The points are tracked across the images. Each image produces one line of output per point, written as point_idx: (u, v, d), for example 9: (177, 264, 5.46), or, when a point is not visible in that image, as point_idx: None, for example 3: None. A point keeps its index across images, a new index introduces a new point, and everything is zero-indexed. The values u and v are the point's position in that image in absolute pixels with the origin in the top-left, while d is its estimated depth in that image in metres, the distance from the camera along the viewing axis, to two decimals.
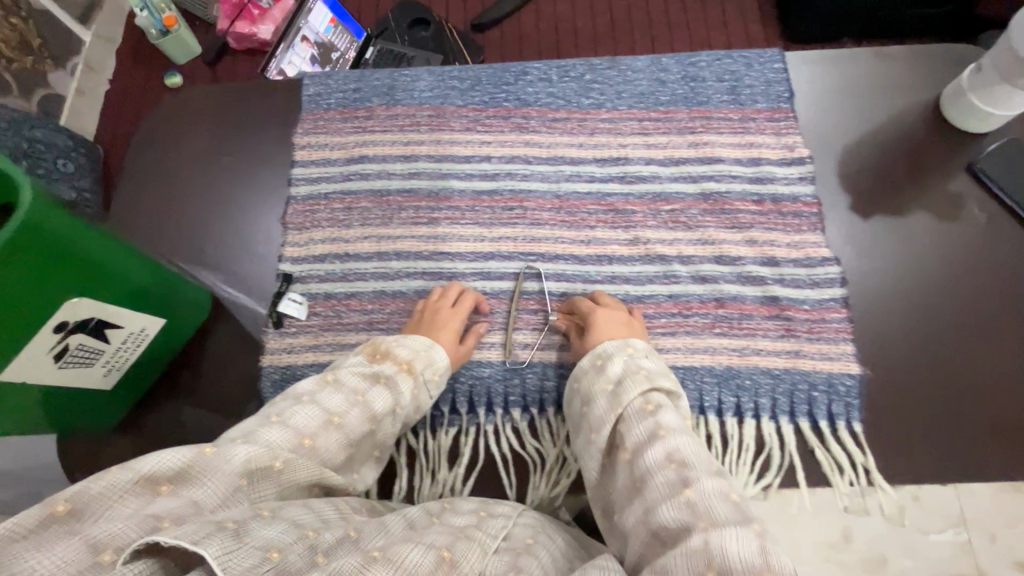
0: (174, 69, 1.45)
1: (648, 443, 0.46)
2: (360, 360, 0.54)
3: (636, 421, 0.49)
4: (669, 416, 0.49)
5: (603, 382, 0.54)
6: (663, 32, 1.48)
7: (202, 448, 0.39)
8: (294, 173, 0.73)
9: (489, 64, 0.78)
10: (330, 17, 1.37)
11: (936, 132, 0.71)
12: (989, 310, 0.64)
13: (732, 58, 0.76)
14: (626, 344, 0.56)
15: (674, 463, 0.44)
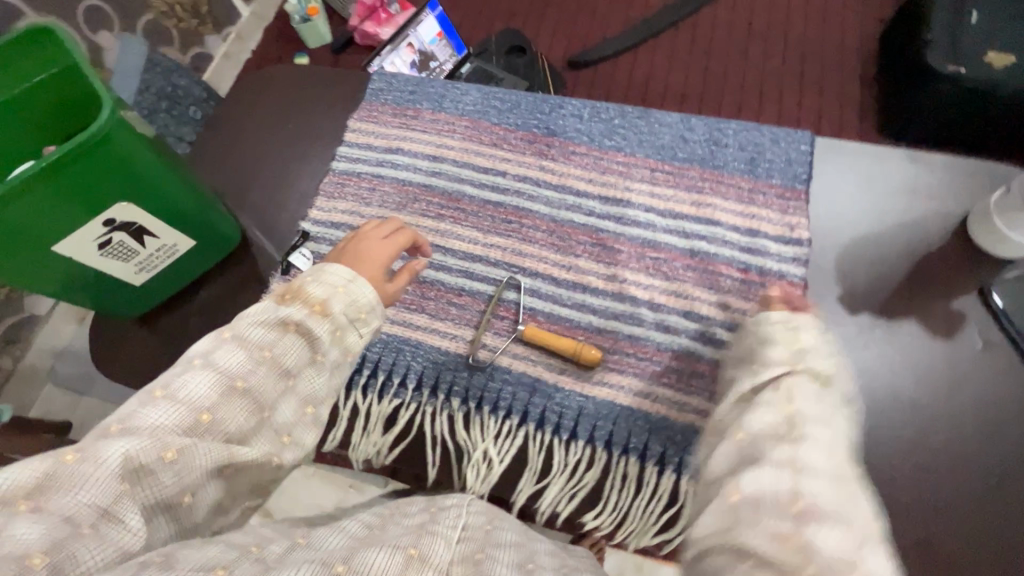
0: (303, 52, 1.67)
1: (770, 416, 0.50)
2: (267, 304, 0.53)
3: (778, 397, 0.51)
4: (813, 406, 0.50)
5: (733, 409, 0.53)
6: (753, 100, 1.47)
7: (63, 456, 0.39)
8: (339, 151, 0.84)
9: (531, 92, 0.85)
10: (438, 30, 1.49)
11: (952, 248, 0.69)
12: (957, 440, 0.61)
13: (759, 131, 0.78)
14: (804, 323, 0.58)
15: (790, 442, 0.48)
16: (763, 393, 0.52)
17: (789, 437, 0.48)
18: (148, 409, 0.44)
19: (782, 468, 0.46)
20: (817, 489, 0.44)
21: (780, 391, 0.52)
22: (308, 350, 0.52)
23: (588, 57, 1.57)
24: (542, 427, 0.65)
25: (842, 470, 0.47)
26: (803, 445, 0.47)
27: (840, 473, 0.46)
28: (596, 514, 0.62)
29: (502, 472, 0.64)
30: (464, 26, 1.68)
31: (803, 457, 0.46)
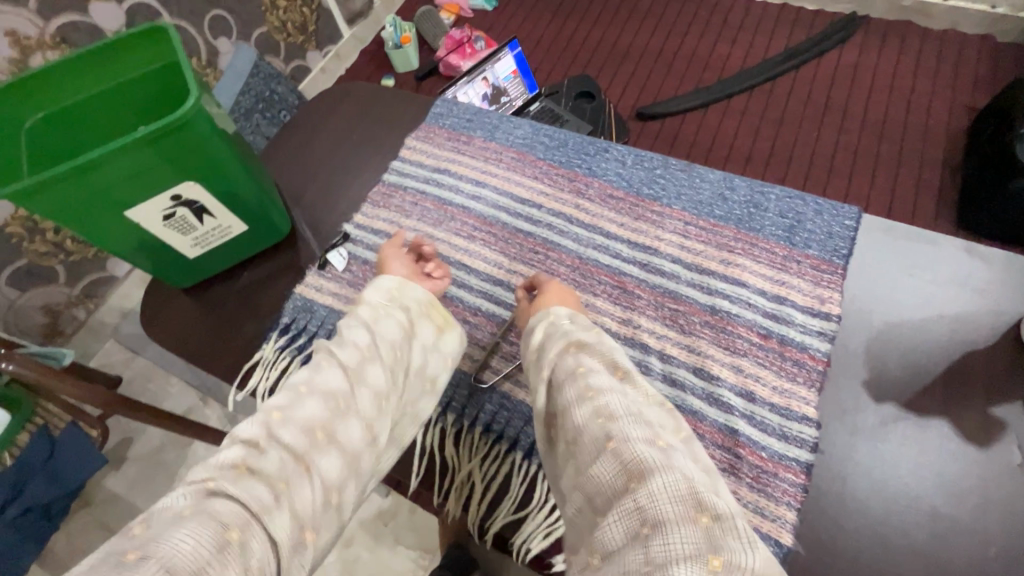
0: (390, 74, 1.80)
1: (578, 403, 0.47)
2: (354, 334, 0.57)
3: (568, 384, 0.49)
4: (601, 377, 0.48)
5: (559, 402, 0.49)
6: (818, 171, 1.43)
7: (233, 469, 0.42)
8: (392, 164, 0.90)
9: (581, 135, 0.88)
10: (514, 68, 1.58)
11: (1001, 350, 0.64)
12: (981, 562, 0.55)
13: (803, 201, 0.77)
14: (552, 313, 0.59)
15: (602, 418, 0.44)
16: (562, 385, 0.49)
17: (602, 413, 0.45)
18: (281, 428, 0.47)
19: (599, 446, 0.43)
20: (636, 454, 0.41)
21: (573, 376, 0.49)
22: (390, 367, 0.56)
23: (655, 110, 1.60)
24: (530, 458, 0.65)
25: (651, 425, 0.44)
26: (613, 416, 0.44)
27: (653, 430, 0.44)
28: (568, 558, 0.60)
29: (482, 496, 0.64)
30: (540, 69, 1.76)
31: (613, 425, 0.44)
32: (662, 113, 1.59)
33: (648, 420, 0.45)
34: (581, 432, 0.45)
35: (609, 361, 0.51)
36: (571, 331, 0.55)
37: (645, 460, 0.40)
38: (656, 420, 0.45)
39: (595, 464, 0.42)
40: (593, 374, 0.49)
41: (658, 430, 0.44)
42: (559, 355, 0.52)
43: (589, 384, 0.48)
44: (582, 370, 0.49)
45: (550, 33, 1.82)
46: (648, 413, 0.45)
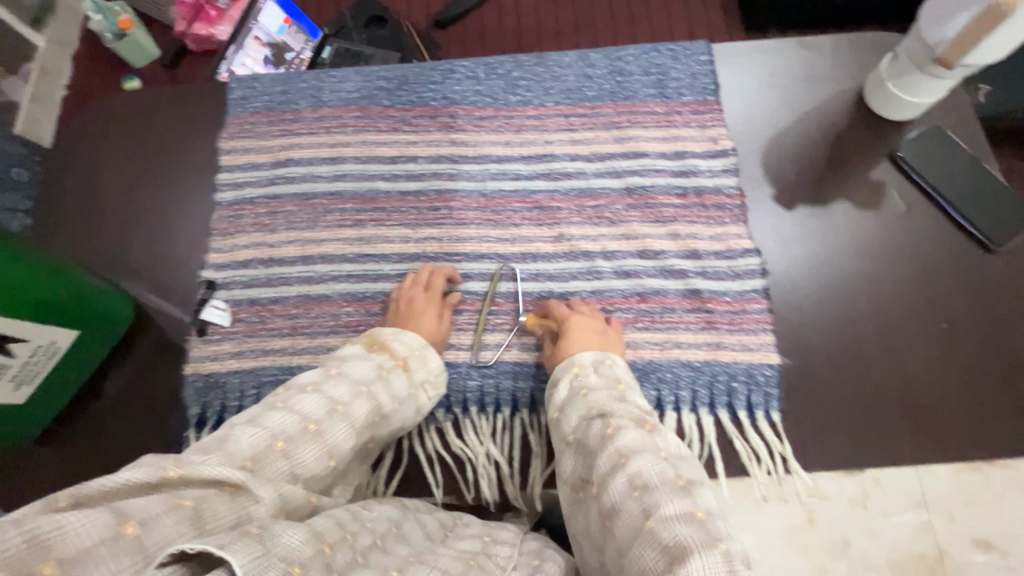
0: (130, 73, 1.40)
1: (610, 473, 0.46)
2: (359, 350, 0.57)
3: (598, 451, 0.48)
4: (629, 436, 0.48)
5: (595, 443, 0.49)
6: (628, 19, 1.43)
7: (166, 469, 0.38)
8: (218, 179, 0.72)
9: (416, 63, 0.77)
10: (283, 16, 1.31)
11: (858, 120, 0.72)
12: (910, 299, 0.64)
13: (659, 51, 0.76)
14: (573, 363, 0.57)
15: (637, 490, 0.44)
16: (594, 451, 0.49)
17: (636, 483, 0.44)
18: (272, 416, 0.47)
19: (637, 525, 0.42)
20: (677, 531, 0.41)
21: (605, 442, 0.48)
22: (392, 398, 0.55)
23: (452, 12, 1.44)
24: (536, 409, 0.63)
25: (689, 493, 0.44)
26: (648, 487, 0.44)
27: (692, 503, 0.43)
28: None
29: (512, 467, 0.61)
30: (310, 9, 1.51)
31: (651, 500, 0.43)
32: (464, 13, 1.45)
33: (687, 491, 0.44)
34: (617, 500, 0.44)
35: (635, 421, 0.50)
36: (591, 390, 0.54)
37: (688, 540, 0.40)
38: (695, 487, 0.44)
39: (636, 539, 0.42)
40: (624, 436, 0.48)
41: (697, 499, 0.43)
42: (582, 419, 0.52)
43: (617, 449, 0.47)
44: (610, 433, 0.49)
45: None
46: (684, 480, 0.45)
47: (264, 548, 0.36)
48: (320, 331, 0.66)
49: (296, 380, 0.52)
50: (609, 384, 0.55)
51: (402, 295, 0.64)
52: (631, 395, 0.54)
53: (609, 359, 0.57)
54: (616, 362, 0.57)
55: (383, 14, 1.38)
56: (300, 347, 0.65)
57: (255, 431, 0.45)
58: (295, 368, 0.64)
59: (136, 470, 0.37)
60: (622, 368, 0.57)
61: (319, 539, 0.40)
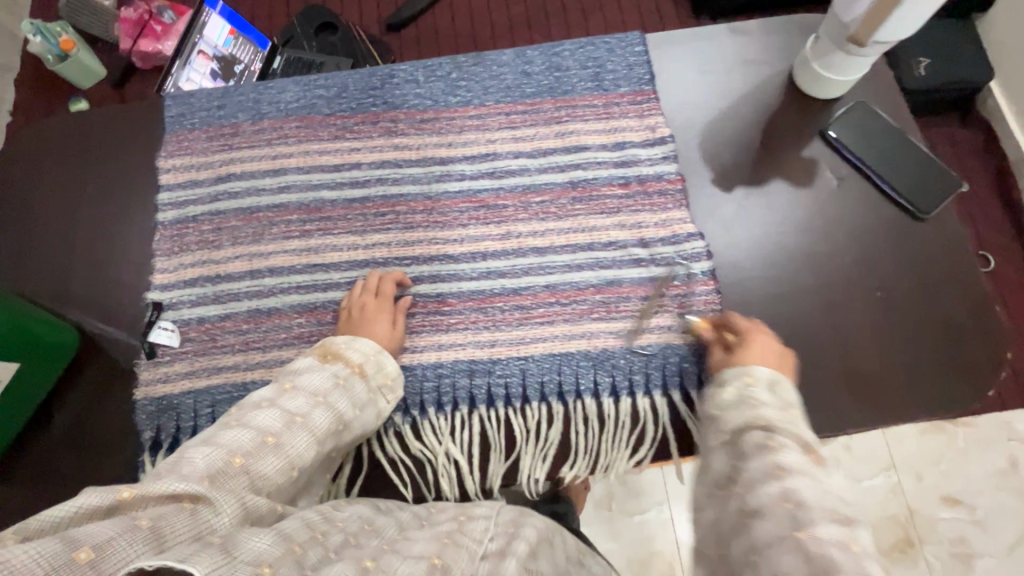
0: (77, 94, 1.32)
1: (761, 479, 0.43)
2: (311, 361, 0.57)
3: (755, 456, 0.45)
4: (794, 455, 0.44)
5: (756, 446, 0.46)
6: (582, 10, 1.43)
7: (120, 493, 0.39)
8: (159, 198, 0.71)
9: (355, 69, 0.77)
10: (229, 28, 1.20)
11: (789, 99, 0.74)
12: (847, 270, 0.66)
13: (594, 45, 0.78)
14: (746, 372, 0.54)
15: (789, 503, 0.41)
16: (747, 454, 0.46)
17: (789, 495, 0.42)
18: (229, 432, 0.48)
19: (783, 534, 0.40)
20: (828, 553, 0.38)
21: (764, 449, 0.46)
22: (351, 406, 0.55)
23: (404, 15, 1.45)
24: (493, 404, 0.63)
25: (850, 524, 0.40)
26: (804, 505, 0.41)
27: (850, 531, 0.40)
28: (569, 464, 0.62)
29: (471, 464, 0.62)
30: (256, 20, 1.47)
31: (805, 516, 0.40)
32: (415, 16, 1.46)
33: (845, 518, 0.41)
34: (763, 506, 0.42)
35: (801, 442, 0.46)
36: (762, 403, 0.50)
37: (839, 565, 0.37)
38: (855, 520, 0.41)
39: (776, 548, 0.39)
40: (788, 453, 0.45)
41: (857, 533, 0.40)
42: (740, 424, 0.49)
43: (777, 459, 0.44)
44: (773, 445, 0.45)
45: None
46: (846, 512, 0.41)
47: (231, 556, 0.37)
48: (272, 344, 0.65)
49: (250, 399, 0.52)
50: (781, 404, 0.51)
51: (353, 304, 0.64)
52: (803, 423, 0.49)
53: (784, 381, 0.53)
54: (792, 387, 0.52)
55: (332, 19, 1.35)
56: (253, 362, 0.64)
57: (210, 450, 0.46)
58: (249, 385, 0.63)
59: (89, 499, 0.38)
60: (796, 395, 0.52)
61: (286, 540, 0.41)
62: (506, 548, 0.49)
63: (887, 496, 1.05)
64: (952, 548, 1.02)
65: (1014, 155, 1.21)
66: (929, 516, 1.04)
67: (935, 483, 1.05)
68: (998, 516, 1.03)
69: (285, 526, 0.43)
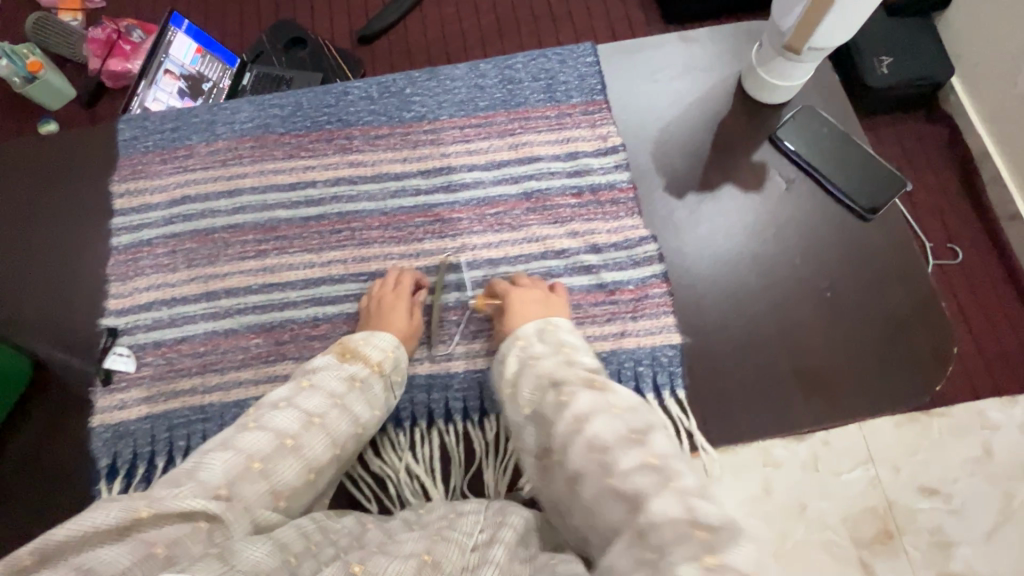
0: (48, 116, 1.27)
1: (568, 437, 0.44)
2: (330, 360, 0.58)
3: (556, 419, 0.46)
4: (583, 399, 0.46)
5: (555, 407, 0.47)
6: (562, 8, 1.35)
7: (137, 512, 0.39)
8: (113, 223, 0.71)
9: (309, 88, 0.78)
10: (196, 46, 1.08)
11: (738, 105, 0.74)
12: (796, 271, 0.67)
13: (546, 57, 0.79)
14: (518, 336, 0.56)
15: (596, 451, 0.42)
16: (551, 419, 0.46)
17: (595, 445, 0.43)
18: (245, 434, 0.49)
19: (600, 483, 0.41)
20: (638, 483, 0.40)
21: (560, 408, 0.46)
22: (369, 407, 0.56)
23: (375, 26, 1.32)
24: (452, 418, 0.63)
25: (643, 441, 0.42)
26: (607, 446, 0.42)
27: (646, 448, 0.41)
28: (528, 476, 0.61)
29: (433, 478, 0.61)
30: (228, 40, 1.34)
31: (610, 456, 0.42)
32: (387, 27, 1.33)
33: (640, 437, 0.42)
34: (578, 464, 0.43)
35: (585, 381, 0.48)
36: (539, 358, 0.53)
37: (648, 492, 0.39)
38: (648, 432, 0.43)
39: (601, 499, 0.41)
40: (577, 401, 0.46)
41: (651, 445, 0.42)
42: (534, 393, 0.50)
43: (573, 413, 0.45)
44: (564, 400, 0.46)
45: None
46: (638, 431, 0.43)
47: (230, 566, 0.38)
48: (229, 366, 0.65)
49: (266, 398, 0.54)
50: (554, 349, 0.54)
51: (366, 304, 0.65)
52: (579, 358, 0.52)
53: (552, 327, 0.57)
54: (553, 324, 0.57)
55: (301, 33, 1.24)
56: (210, 385, 0.64)
57: (226, 456, 0.47)
58: (207, 407, 0.63)
59: (107, 516, 0.38)
60: (565, 331, 0.56)
61: (280, 552, 0.42)
62: (495, 537, 0.47)
63: (866, 488, 0.99)
64: (930, 538, 0.98)
65: (978, 149, 1.18)
66: (908, 506, 0.99)
67: (912, 472, 1.01)
68: (975, 504, 0.99)
69: (281, 539, 0.44)
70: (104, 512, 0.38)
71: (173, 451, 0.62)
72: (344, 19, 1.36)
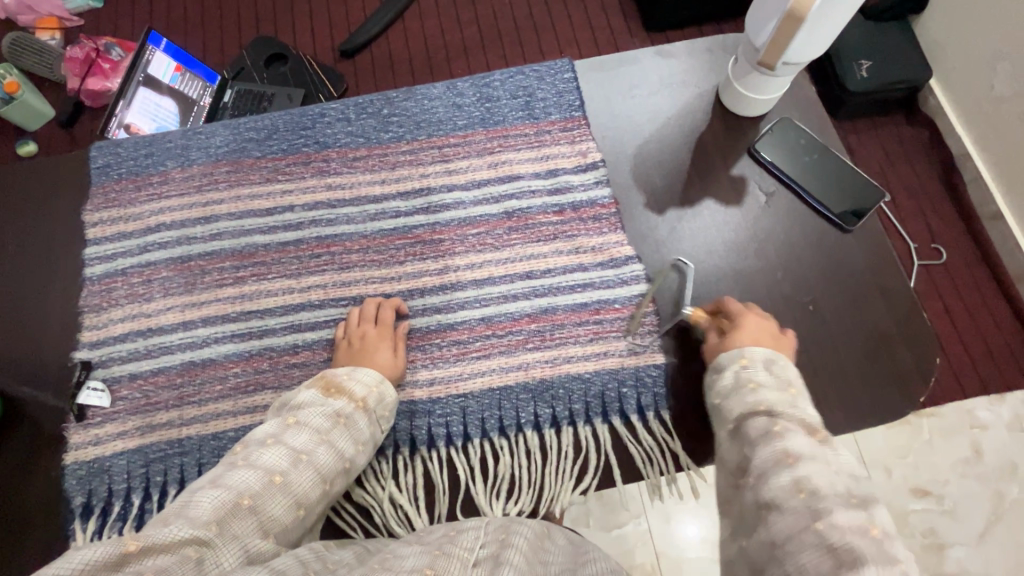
0: (24, 136, 1.24)
1: (773, 469, 0.44)
2: (315, 395, 0.56)
3: (765, 445, 0.47)
4: (801, 440, 0.46)
5: (770, 435, 0.47)
6: (543, 20, 1.35)
7: (126, 546, 0.37)
8: (86, 253, 0.70)
9: (285, 110, 0.77)
10: (175, 64, 1.06)
11: (717, 118, 0.75)
12: (780, 285, 0.67)
13: (523, 74, 0.79)
14: (741, 355, 0.56)
15: (804, 493, 0.42)
16: (756, 442, 0.47)
17: (803, 485, 0.42)
18: (233, 472, 0.48)
19: (803, 526, 0.40)
20: (850, 540, 0.38)
21: (771, 438, 0.47)
22: (353, 442, 0.55)
23: (357, 40, 1.30)
24: (435, 445, 0.63)
25: (864, 507, 0.41)
26: (818, 492, 0.42)
27: (867, 514, 0.40)
28: (513, 499, 0.60)
29: (418, 507, 0.60)
30: (208, 56, 1.32)
31: (821, 505, 0.41)
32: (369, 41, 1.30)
33: (861, 502, 0.41)
34: (778, 497, 0.43)
35: (803, 424, 0.48)
36: (762, 387, 0.52)
37: (862, 553, 0.37)
38: (867, 499, 0.42)
39: (797, 540, 0.39)
40: (792, 438, 0.46)
41: (872, 514, 0.40)
42: (745, 414, 0.51)
43: (787, 448, 0.45)
44: (778, 433, 0.47)
45: (189, 5, 1.37)
46: (859, 496, 0.42)
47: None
48: (207, 398, 0.63)
49: (254, 434, 0.53)
50: (779, 384, 0.53)
51: (352, 333, 0.64)
52: (802, 401, 0.51)
53: (779, 360, 0.55)
54: (787, 363, 0.55)
55: (282, 49, 1.23)
56: (188, 418, 0.63)
57: (216, 492, 0.45)
58: (184, 441, 0.62)
59: (91, 556, 0.35)
60: (793, 370, 0.54)
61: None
62: (499, 553, 0.46)
63: None
64: (924, 539, 0.98)
65: (959, 150, 1.19)
66: (901, 509, 0.99)
67: (904, 475, 1.01)
68: (968, 504, 0.99)
69: (279, 565, 0.42)
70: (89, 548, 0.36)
71: (149, 486, 0.60)
72: (325, 35, 1.35)
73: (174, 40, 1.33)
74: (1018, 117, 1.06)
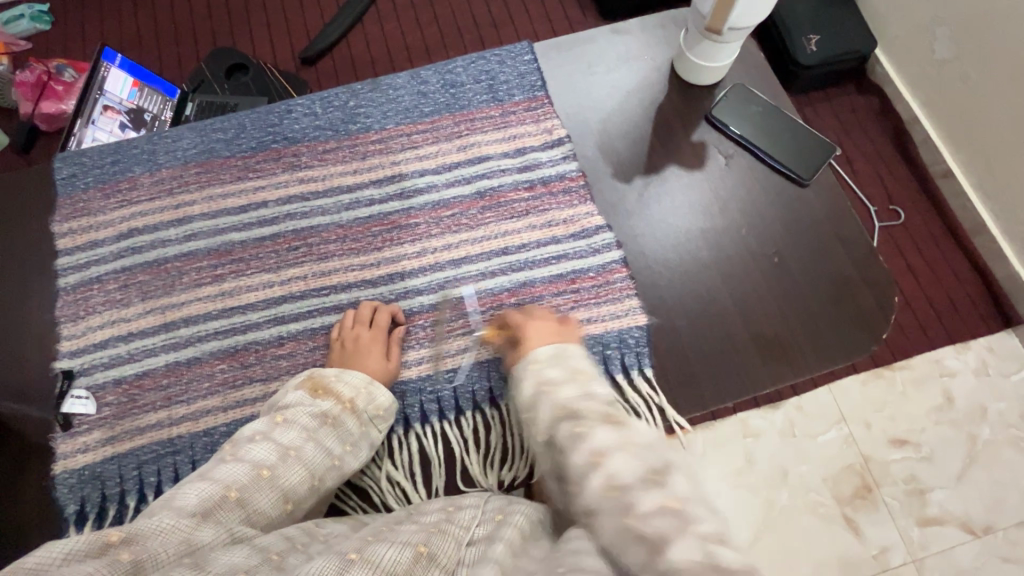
0: None
1: (586, 472, 0.43)
2: (302, 396, 0.56)
3: (572, 449, 0.45)
4: (601, 434, 0.44)
5: (580, 449, 0.44)
6: (503, 16, 1.38)
7: (108, 537, 0.37)
8: (59, 264, 0.69)
9: (251, 109, 0.78)
10: (132, 79, 1.04)
11: (675, 90, 0.77)
12: (746, 240, 0.70)
13: (485, 58, 0.81)
14: (532, 359, 0.55)
15: (614, 491, 0.41)
16: (564, 447, 0.46)
17: (612, 483, 0.41)
18: (223, 468, 0.48)
19: (620, 525, 0.39)
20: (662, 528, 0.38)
21: (575, 439, 0.45)
22: (341, 442, 0.55)
23: (318, 47, 1.32)
24: (428, 420, 0.64)
25: (664, 483, 0.40)
26: (625, 483, 0.41)
27: (667, 490, 0.40)
28: (508, 466, 0.61)
29: (414, 482, 0.61)
30: (165, 72, 1.31)
31: (629, 497, 0.40)
32: (329, 46, 1.33)
33: (661, 478, 0.41)
34: (595, 501, 0.41)
35: (604, 416, 0.46)
36: (556, 384, 0.51)
37: (670, 535, 0.38)
38: (666, 469, 0.41)
39: (621, 541, 0.39)
40: (597, 435, 0.44)
41: (671, 486, 0.40)
42: (551, 418, 0.49)
43: (592, 447, 0.44)
44: (581, 432, 0.45)
45: (141, 22, 1.35)
46: (662, 471, 0.41)
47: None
48: (196, 397, 0.63)
49: (242, 434, 0.53)
50: (568, 374, 0.52)
51: (346, 335, 0.64)
52: (592, 387, 0.51)
53: (567, 351, 0.55)
54: (575, 351, 0.55)
55: (243, 59, 1.22)
56: (177, 417, 0.63)
57: (203, 487, 0.45)
58: (175, 440, 0.62)
59: (75, 546, 0.36)
60: (580, 358, 0.55)
61: (264, 551, 0.40)
62: (494, 535, 0.47)
63: (842, 446, 1.04)
64: (906, 486, 1.02)
65: (908, 115, 1.24)
66: (882, 459, 1.04)
67: (882, 427, 1.05)
68: (943, 449, 1.04)
69: (263, 542, 0.42)
70: (74, 538, 0.36)
71: (144, 487, 0.60)
72: (285, 42, 1.34)
73: (130, 55, 1.32)
74: (961, 77, 1.11)
